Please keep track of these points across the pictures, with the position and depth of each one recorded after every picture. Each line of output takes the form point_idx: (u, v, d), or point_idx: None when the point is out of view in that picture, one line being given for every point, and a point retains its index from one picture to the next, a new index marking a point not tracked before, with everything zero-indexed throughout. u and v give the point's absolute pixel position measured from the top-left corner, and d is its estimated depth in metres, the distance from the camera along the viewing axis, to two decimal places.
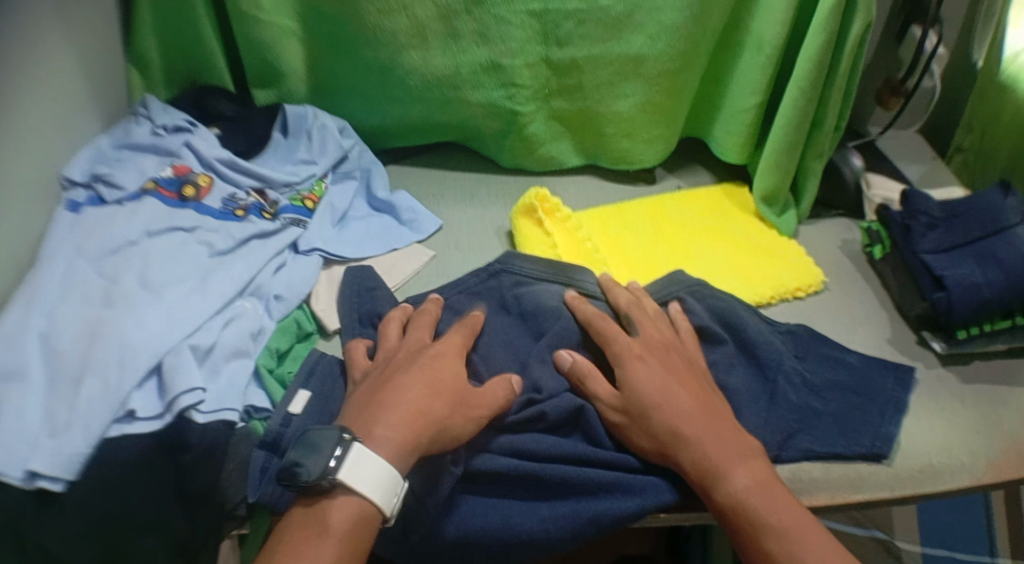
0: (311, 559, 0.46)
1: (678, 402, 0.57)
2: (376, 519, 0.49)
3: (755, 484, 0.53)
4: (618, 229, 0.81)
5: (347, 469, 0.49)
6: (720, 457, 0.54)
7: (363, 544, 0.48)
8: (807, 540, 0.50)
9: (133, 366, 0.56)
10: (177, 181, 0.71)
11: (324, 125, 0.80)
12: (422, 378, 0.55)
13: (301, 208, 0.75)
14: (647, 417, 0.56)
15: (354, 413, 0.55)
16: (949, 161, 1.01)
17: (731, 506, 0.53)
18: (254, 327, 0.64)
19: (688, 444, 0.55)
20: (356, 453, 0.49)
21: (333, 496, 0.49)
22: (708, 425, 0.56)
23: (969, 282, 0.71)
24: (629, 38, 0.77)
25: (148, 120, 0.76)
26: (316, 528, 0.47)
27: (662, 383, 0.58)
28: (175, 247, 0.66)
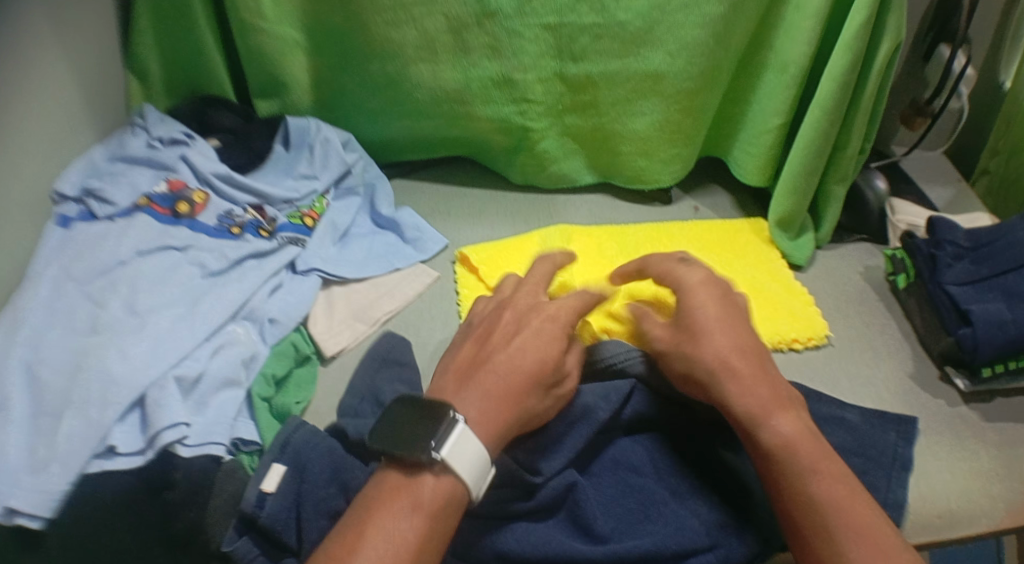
0: (397, 532, 0.45)
1: (732, 340, 0.59)
2: (462, 502, 0.49)
3: (799, 431, 0.55)
4: (616, 252, 0.77)
5: (450, 448, 0.48)
6: (770, 400, 0.56)
7: (445, 526, 0.47)
8: (846, 491, 0.52)
9: (114, 401, 0.54)
10: (170, 198, 0.68)
11: (326, 138, 0.76)
12: (525, 359, 0.54)
13: (299, 226, 0.71)
14: (697, 349, 0.59)
15: (456, 370, 0.55)
16: (974, 184, 0.98)
17: (775, 448, 0.55)
18: (245, 354, 0.60)
19: (740, 380, 0.57)
20: (462, 435, 0.49)
21: (430, 472, 0.48)
22: (756, 363, 0.58)
23: (997, 317, 0.67)
24: (648, 54, 0.74)
25: (144, 131, 0.73)
26: (407, 503, 0.47)
27: (721, 321, 0.60)
28: (165, 269, 0.63)
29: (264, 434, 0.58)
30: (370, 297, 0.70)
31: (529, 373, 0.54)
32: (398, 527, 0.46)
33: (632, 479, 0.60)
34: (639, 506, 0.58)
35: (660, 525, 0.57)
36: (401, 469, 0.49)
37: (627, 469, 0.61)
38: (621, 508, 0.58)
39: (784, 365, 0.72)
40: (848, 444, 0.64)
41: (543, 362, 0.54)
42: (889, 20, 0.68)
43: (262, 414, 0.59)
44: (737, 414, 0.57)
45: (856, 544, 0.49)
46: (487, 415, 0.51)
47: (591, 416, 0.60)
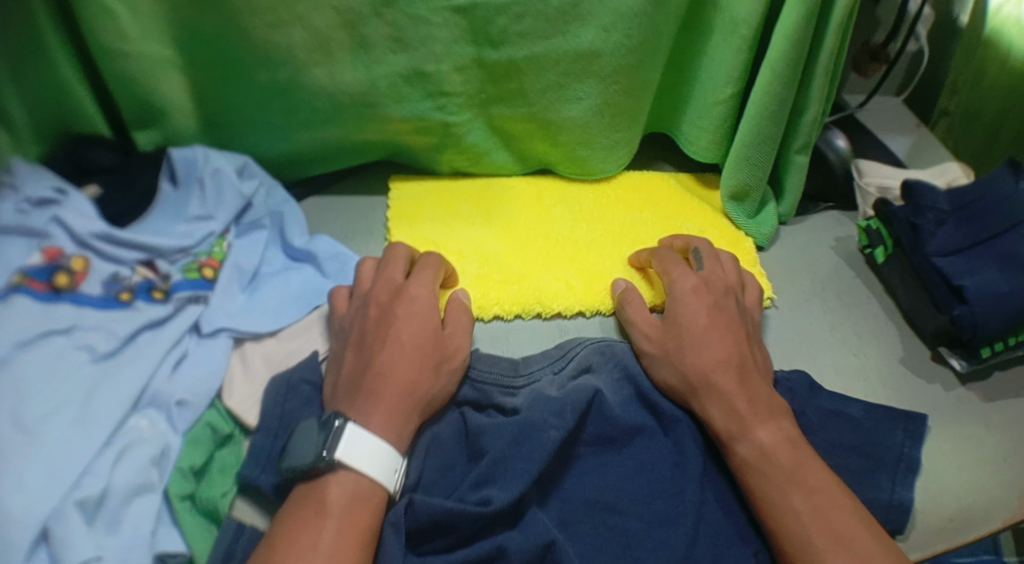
0: (315, 541, 0.48)
1: (719, 350, 0.59)
2: (381, 498, 0.52)
3: (776, 442, 0.55)
4: (555, 200, 0.75)
5: (343, 449, 0.51)
6: (749, 411, 0.57)
7: (363, 522, 0.50)
8: (831, 500, 0.52)
9: (11, 546, 0.44)
10: (47, 270, 0.58)
11: (219, 169, 0.67)
12: (404, 353, 0.57)
13: (198, 281, 0.63)
14: (684, 360, 0.59)
15: (346, 383, 0.57)
16: (933, 127, 0.98)
17: (756, 458, 0.55)
18: (155, 450, 0.53)
19: (723, 396, 0.57)
20: (353, 433, 0.52)
21: (333, 476, 0.51)
22: (744, 371, 0.59)
23: (992, 290, 0.61)
24: (578, 31, 0.64)
25: (12, 191, 0.61)
26: (318, 508, 0.50)
27: (710, 322, 0.61)
28: (52, 363, 0.53)
29: (192, 543, 0.51)
30: (288, 348, 0.63)
31: (419, 359, 0.57)
32: (314, 535, 0.48)
33: (608, 518, 0.54)
34: (621, 549, 0.53)
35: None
36: (309, 477, 0.52)
37: (604, 508, 0.55)
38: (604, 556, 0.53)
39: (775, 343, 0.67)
40: (848, 442, 0.60)
41: (417, 346, 0.58)
42: None
43: (183, 518, 0.51)
44: (716, 426, 0.57)
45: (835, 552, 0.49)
46: (394, 416, 0.54)
47: (540, 437, 0.55)
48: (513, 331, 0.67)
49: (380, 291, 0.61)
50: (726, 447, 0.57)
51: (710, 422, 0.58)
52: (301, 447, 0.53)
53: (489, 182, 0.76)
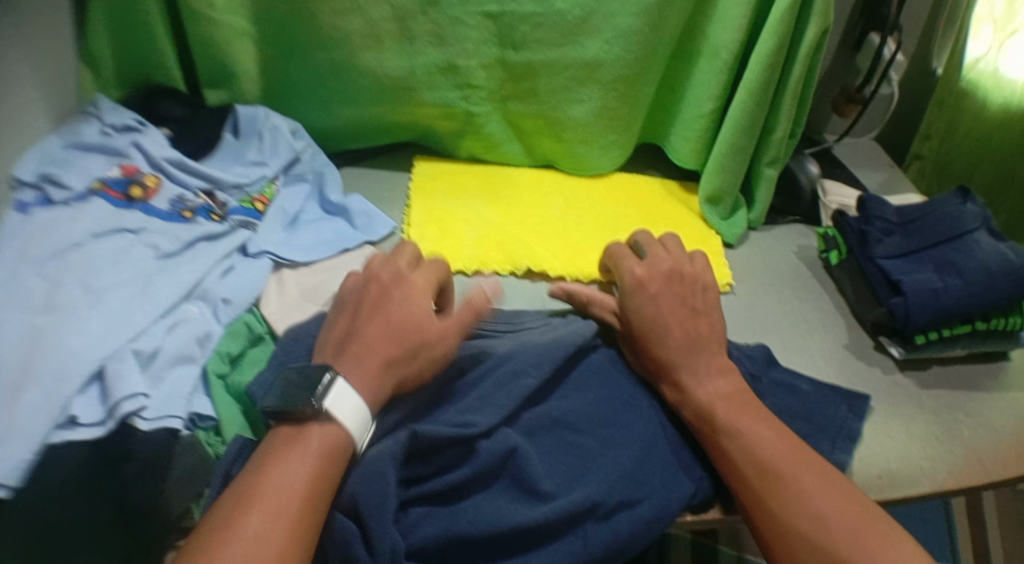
0: (289, 469, 0.47)
1: (676, 336, 0.63)
2: (349, 449, 0.51)
3: (730, 394, 0.61)
4: (554, 190, 0.85)
5: (333, 396, 0.50)
6: (698, 377, 0.62)
7: (335, 473, 0.49)
8: (771, 435, 0.57)
9: (72, 374, 0.54)
10: (124, 182, 0.69)
11: (275, 126, 0.79)
12: (393, 327, 0.55)
13: (250, 210, 0.74)
14: (647, 344, 0.64)
15: (336, 341, 0.56)
16: (906, 169, 1.10)
17: (707, 407, 0.60)
18: (200, 331, 0.62)
19: (675, 366, 0.62)
20: (342, 386, 0.51)
21: (316, 422, 0.50)
22: (701, 347, 0.63)
23: (929, 287, 0.70)
24: (586, 43, 0.76)
25: (97, 120, 0.73)
26: (295, 443, 0.49)
27: (666, 306, 0.64)
28: (121, 251, 0.64)
29: (220, 409, 0.59)
30: (316, 280, 0.71)
31: (403, 334, 0.55)
32: (289, 466, 0.47)
33: (568, 436, 0.60)
34: (574, 456, 0.59)
35: (601, 472, 0.57)
36: (290, 423, 0.50)
37: (562, 425, 0.60)
38: (559, 462, 0.58)
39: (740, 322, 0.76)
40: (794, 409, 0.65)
41: (410, 325, 0.55)
42: (815, 5, 0.71)
43: (215, 390, 0.60)
44: (671, 379, 0.63)
45: (794, 477, 0.55)
46: (378, 379, 0.53)
47: (518, 381, 0.59)
48: (506, 285, 0.76)
49: (383, 270, 0.59)
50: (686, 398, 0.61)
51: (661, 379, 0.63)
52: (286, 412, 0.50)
53: (498, 171, 0.87)
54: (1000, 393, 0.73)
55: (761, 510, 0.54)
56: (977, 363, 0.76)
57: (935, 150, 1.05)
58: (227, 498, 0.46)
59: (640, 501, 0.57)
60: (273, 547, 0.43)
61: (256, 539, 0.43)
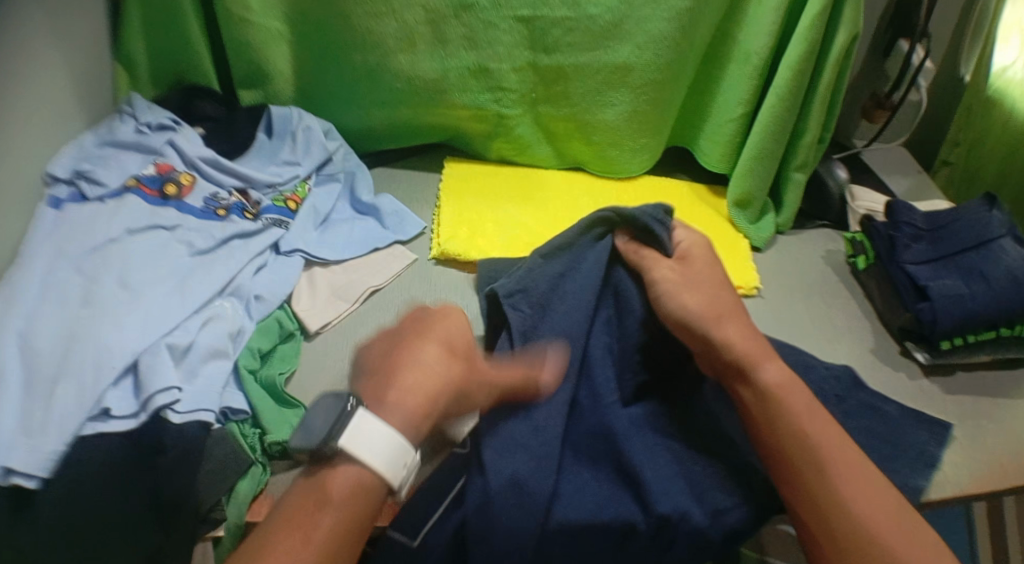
0: (311, 523, 0.40)
1: (733, 330, 0.57)
2: (378, 497, 0.44)
3: (785, 380, 0.55)
4: (582, 191, 0.86)
5: (349, 435, 0.43)
6: (753, 351, 0.56)
7: (366, 525, 0.42)
8: (829, 438, 0.51)
9: (108, 367, 0.55)
10: (158, 180, 0.70)
11: (309, 127, 0.80)
12: (424, 375, 0.47)
13: (283, 209, 0.74)
14: (719, 335, 0.56)
15: (366, 378, 0.48)
16: (933, 175, 1.10)
17: (769, 395, 0.54)
18: (233, 327, 0.63)
19: (727, 348, 0.56)
20: (363, 418, 0.43)
21: (337, 463, 0.43)
22: (726, 316, 0.58)
23: (953, 293, 0.71)
24: (617, 47, 0.77)
25: (132, 118, 0.74)
26: (315, 497, 0.42)
27: (722, 312, 0.58)
28: (155, 247, 0.65)
29: (253, 403, 0.60)
30: (349, 278, 0.73)
31: (457, 358, 0.50)
32: (309, 520, 0.41)
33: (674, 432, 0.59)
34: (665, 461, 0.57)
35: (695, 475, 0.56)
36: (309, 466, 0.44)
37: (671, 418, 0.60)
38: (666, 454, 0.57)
39: (768, 324, 0.76)
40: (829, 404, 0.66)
41: (441, 363, 0.49)
42: (844, 14, 0.72)
43: (249, 385, 0.61)
44: (725, 364, 0.56)
45: (844, 477, 0.49)
46: (424, 416, 0.46)
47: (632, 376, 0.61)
48: None
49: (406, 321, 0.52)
50: (743, 380, 0.55)
51: (724, 358, 0.56)
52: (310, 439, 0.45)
53: (526, 173, 0.88)
54: None
55: (798, 492, 0.50)
56: (1003, 370, 0.76)
57: (963, 157, 1.05)
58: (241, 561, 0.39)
59: (735, 508, 0.55)
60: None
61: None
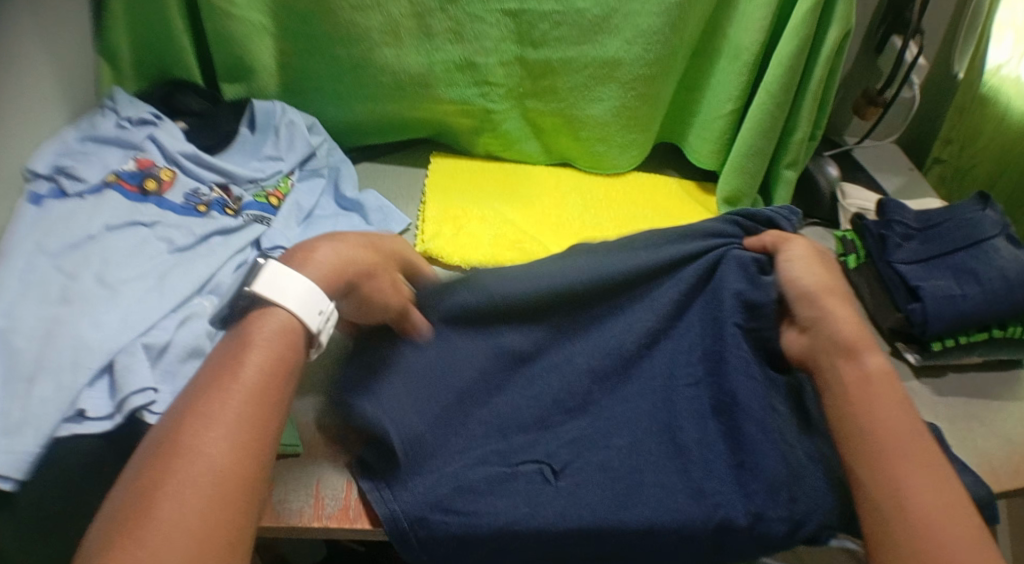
0: (241, 367, 0.44)
1: (842, 313, 0.57)
2: (302, 338, 0.49)
3: (884, 373, 0.54)
4: (570, 187, 0.85)
5: (264, 282, 0.49)
6: (860, 339, 0.55)
7: (290, 360, 0.47)
8: (907, 431, 0.50)
9: (83, 367, 0.55)
10: (139, 175, 0.69)
11: (292, 121, 0.78)
12: (345, 245, 0.54)
13: (265, 205, 0.73)
14: (820, 312, 0.57)
15: (285, 263, 0.54)
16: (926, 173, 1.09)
17: (863, 377, 0.54)
18: (213, 326, 0.62)
19: (833, 325, 0.56)
20: (273, 269, 0.49)
21: (264, 315, 0.48)
22: (835, 302, 0.58)
23: (945, 293, 0.70)
24: (605, 42, 0.76)
25: (114, 113, 0.73)
26: (240, 341, 0.46)
27: (830, 296, 0.58)
28: (135, 244, 0.64)
29: None
30: None
31: (351, 243, 0.55)
32: (239, 364, 0.45)
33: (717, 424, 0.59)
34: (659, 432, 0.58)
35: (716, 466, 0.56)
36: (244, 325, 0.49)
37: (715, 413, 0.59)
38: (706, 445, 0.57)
39: None
40: None
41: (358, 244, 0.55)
42: (836, 9, 0.71)
43: None
44: (831, 341, 0.56)
45: (908, 472, 0.48)
46: (331, 276, 0.51)
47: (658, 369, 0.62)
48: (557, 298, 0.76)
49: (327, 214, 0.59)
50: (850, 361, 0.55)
51: (838, 338, 0.55)
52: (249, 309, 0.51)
53: (512, 169, 0.87)
54: (1016, 404, 0.72)
55: (869, 476, 0.49)
56: (994, 371, 0.75)
57: (955, 156, 1.05)
58: (184, 404, 0.43)
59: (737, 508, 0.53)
60: (237, 436, 0.42)
61: (217, 436, 0.41)
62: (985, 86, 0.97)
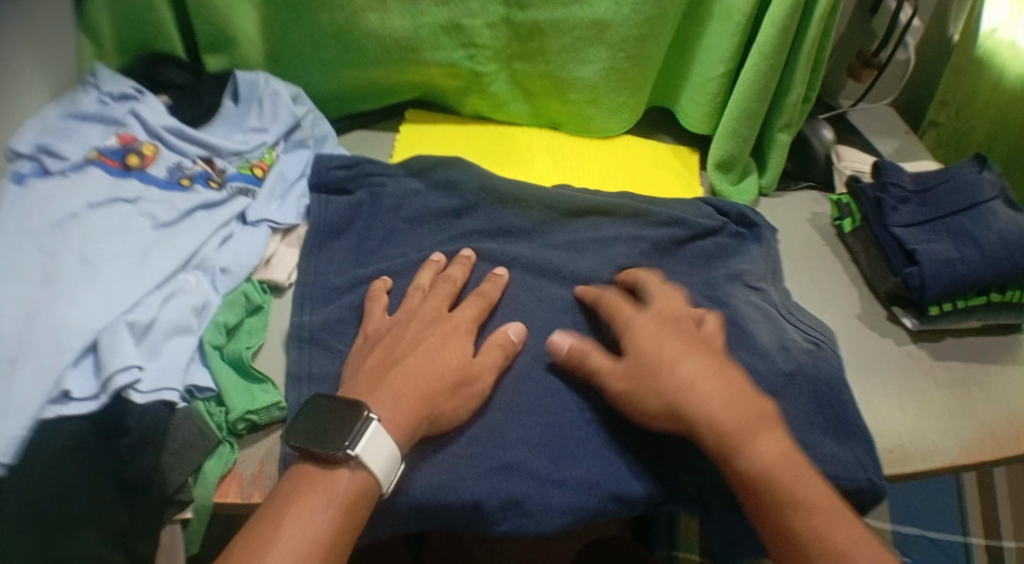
0: (311, 522, 0.46)
1: (715, 390, 0.53)
2: (375, 495, 0.49)
3: (777, 455, 0.51)
4: (554, 144, 0.84)
5: (366, 445, 0.49)
6: (739, 424, 0.52)
7: (361, 520, 0.48)
8: (819, 512, 0.50)
9: (67, 346, 0.54)
10: (120, 151, 0.68)
11: (275, 91, 0.76)
12: (427, 366, 0.55)
13: (249, 176, 0.72)
14: (658, 385, 0.54)
15: (372, 366, 0.56)
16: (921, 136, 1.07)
17: (756, 475, 0.51)
18: (198, 301, 0.61)
19: (708, 413, 0.52)
20: (377, 430, 0.49)
21: (346, 466, 0.49)
22: (715, 377, 0.54)
23: (943, 256, 0.69)
24: (593, 2, 0.74)
25: (95, 88, 0.71)
26: (317, 492, 0.48)
27: (682, 348, 0.55)
28: (118, 222, 0.63)
29: (218, 379, 0.59)
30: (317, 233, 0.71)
31: (440, 378, 0.55)
32: (313, 516, 0.47)
33: None
34: None
35: None
36: (322, 462, 0.49)
37: None
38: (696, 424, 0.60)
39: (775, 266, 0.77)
40: None
41: (461, 368, 0.56)
42: None
43: (214, 362, 0.59)
44: (710, 433, 0.52)
45: None
46: (399, 410, 0.52)
47: None
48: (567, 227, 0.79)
49: (427, 306, 0.60)
50: (723, 462, 0.52)
51: (700, 442, 0.53)
52: (309, 414, 0.50)
53: (496, 127, 0.85)
54: (1017, 367, 0.71)
55: None
56: (994, 335, 0.74)
57: (952, 119, 1.03)
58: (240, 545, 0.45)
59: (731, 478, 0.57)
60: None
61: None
62: (982, 49, 0.95)
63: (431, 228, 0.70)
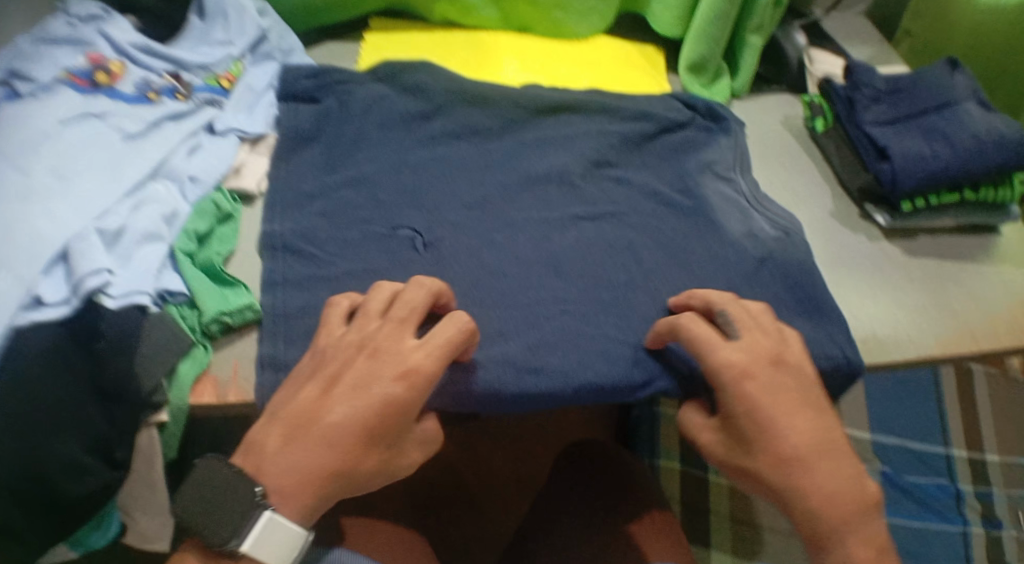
0: None
1: (825, 469, 0.48)
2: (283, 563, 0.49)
3: (866, 525, 0.47)
4: (524, 47, 0.83)
5: (253, 540, 0.46)
6: (843, 513, 0.47)
7: None
8: None
9: (36, 254, 0.53)
10: (89, 68, 0.67)
11: (241, 5, 0.75)
12: (393, 421, 0.48)
13: (216, 88, 0.72)
14: (751, 458, 0.49)
15: (320, 429, 0.47)
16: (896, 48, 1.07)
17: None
18: (167, 210, 0.61)
19: (807, 489, 0.48)
20: (267, 525, 0.46)
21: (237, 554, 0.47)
22: (818, 453, 0.48)
23: (916, 153, 0.68)
24: None
25: (64, 13, 0.70)
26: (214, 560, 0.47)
27: (790, 408, 0.49)
28: (87, 136, 0.62)
29: (190, 283, 0.59)
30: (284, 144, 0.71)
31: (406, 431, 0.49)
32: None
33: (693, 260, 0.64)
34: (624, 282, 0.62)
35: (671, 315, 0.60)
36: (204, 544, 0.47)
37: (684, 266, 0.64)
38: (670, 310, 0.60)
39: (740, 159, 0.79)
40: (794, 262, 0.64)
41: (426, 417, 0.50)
42: None
43: (185, 268, 0.59)
44: (807, 508, 0.48)
45: None
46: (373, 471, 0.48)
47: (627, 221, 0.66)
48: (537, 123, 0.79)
49: (380, 339, 0.50)
50: (816, 546, 0.48)
51: (794, 520, 0.49)
52: (207, 483, 0.47)
53: (466, 33, 0.84)
54: (990, 265, 0.72)
55: None
56: (968, 236, 0.74)
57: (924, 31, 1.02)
58: None
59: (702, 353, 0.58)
60: None
61: None
62: None
63: (401, 137, 0.70)
